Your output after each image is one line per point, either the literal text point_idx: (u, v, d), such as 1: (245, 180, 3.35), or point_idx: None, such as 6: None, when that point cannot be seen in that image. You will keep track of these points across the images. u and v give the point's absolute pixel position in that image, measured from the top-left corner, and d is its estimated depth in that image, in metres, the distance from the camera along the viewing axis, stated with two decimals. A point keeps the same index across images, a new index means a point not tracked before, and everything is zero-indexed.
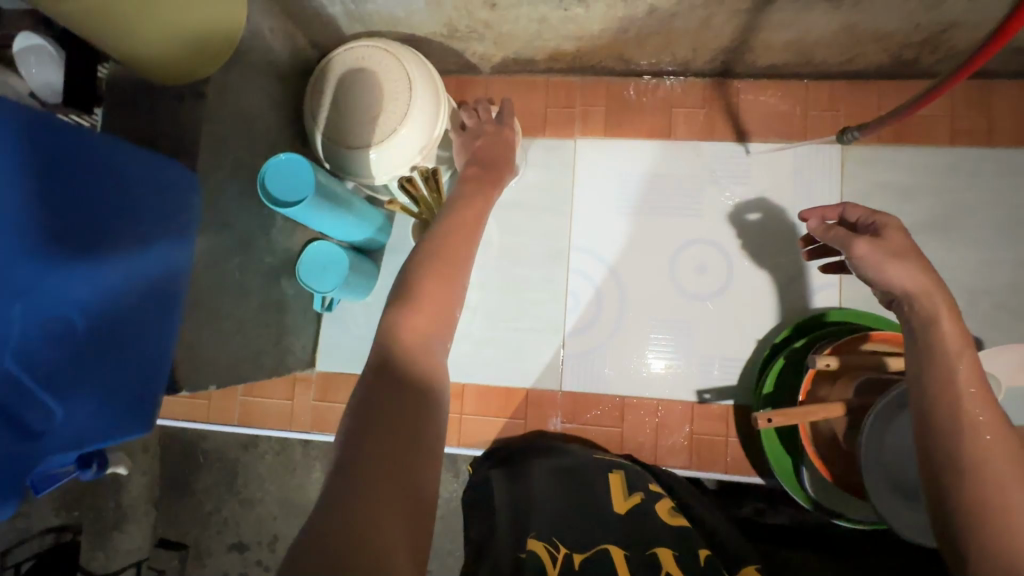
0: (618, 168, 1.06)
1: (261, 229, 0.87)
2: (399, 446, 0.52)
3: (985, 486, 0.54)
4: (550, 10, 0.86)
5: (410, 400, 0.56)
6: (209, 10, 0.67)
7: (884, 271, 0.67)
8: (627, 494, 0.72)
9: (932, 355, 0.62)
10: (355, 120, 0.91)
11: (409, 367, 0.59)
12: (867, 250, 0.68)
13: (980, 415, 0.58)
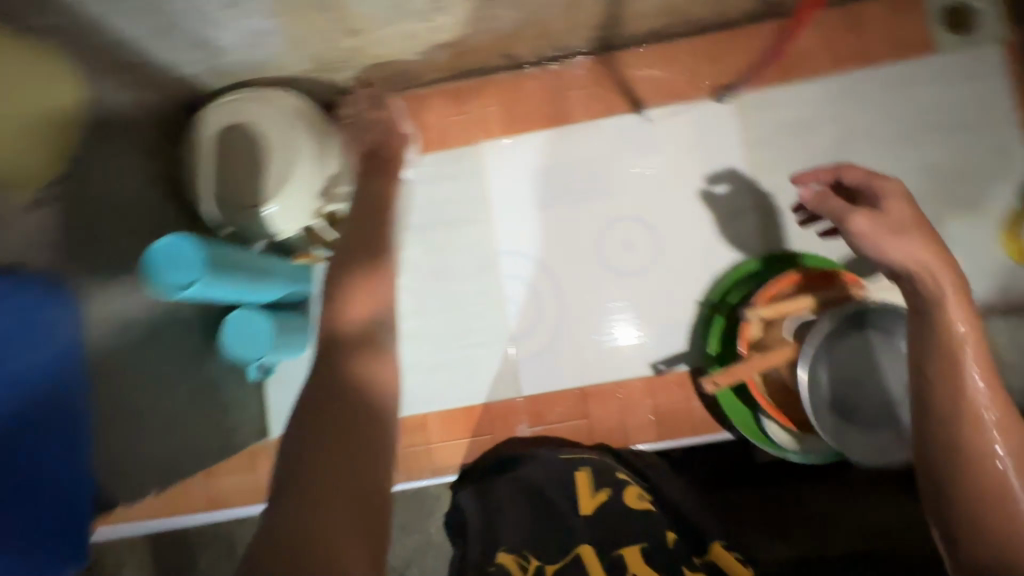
0: (526, 163, 1.04)
1: (170, 315, 0.82)
2: (344, 454, 0.51)
3: (982, 484, 0.57)
4: (415, 25, 0.83)
5: (357, 420, 0.53)
6: (26, 94, 0.63)
7: (882, 246, 0.66)
8: (594, 492, 0.72)
9: (939, 350, 0.61)
10: (242, 178, 0.87)
11: (351, 384, 0.56)
12: (865, 224, 0.67)
13: (988, 413, 0.59)
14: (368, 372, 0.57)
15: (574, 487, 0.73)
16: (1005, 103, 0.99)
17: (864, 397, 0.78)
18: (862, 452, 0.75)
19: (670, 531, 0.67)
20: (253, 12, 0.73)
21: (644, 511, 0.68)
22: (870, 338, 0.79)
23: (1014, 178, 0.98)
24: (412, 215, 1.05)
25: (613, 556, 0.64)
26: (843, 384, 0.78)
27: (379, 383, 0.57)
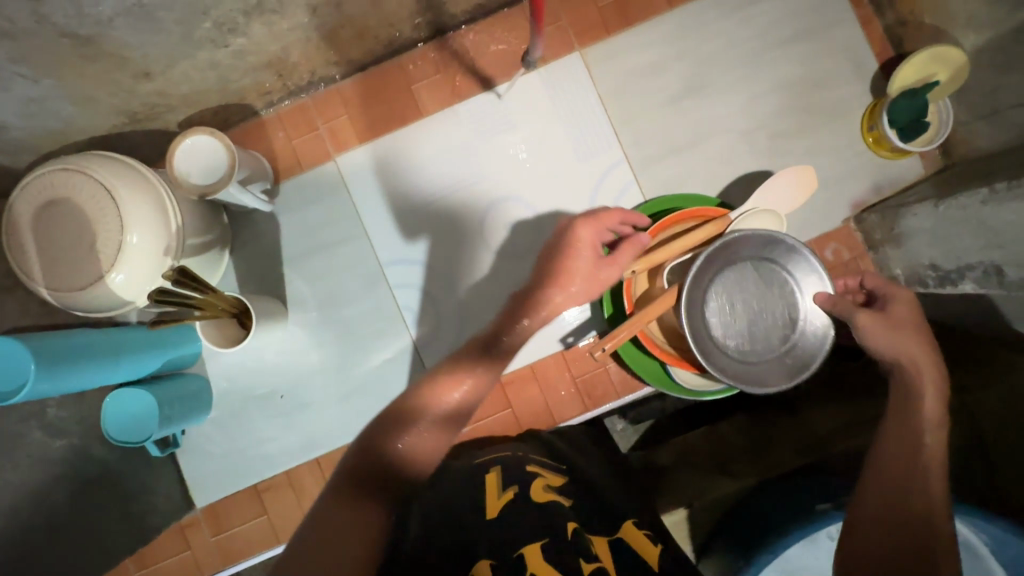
0: (393, 169, 1.00)
1: (28, 418, 0.77)
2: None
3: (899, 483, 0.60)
4: (213, 53, 0.77)
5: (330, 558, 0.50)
6: None
7: (881, 344, 0.70)
8: (501, 491, 0.71)
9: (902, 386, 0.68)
10: (74, 254, 0.80)
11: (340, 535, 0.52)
12: (868, 322, 0.72)
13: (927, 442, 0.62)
14: (358, 520, 0.53)
15: (483, 488, 0.72)
16: (839, 2, 0.99)
17: (754, 324, 0.81)
18: (740, 377, 0.79)
19: (572, 522, 0.66)
20: (14, 78, 0.67)
21: (549, 503, 0.69)
22: (765, 264, 0.81)
23: (863, 74, 0.99)
24: (284, 248, 1.00)
25: (513, 558, 0.60)
26: (732, 311, 0.81)
27: (365, 538, 0.53)
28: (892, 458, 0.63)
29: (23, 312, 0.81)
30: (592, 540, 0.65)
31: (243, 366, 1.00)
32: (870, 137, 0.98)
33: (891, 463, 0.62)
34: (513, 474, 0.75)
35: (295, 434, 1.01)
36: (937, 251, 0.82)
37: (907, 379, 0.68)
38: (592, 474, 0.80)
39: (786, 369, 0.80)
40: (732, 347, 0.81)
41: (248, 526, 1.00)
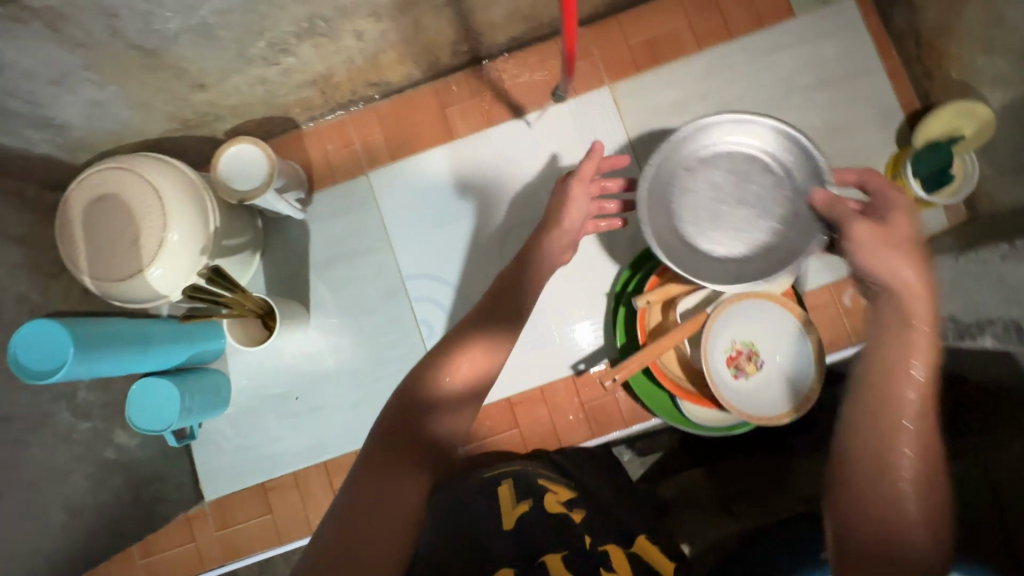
0: (420, 187, 1.04)
1: (59, 400, 0.80)
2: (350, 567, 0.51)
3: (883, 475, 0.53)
4: (263, 69, 0.83)
5: (372, 529, 0.53)
6: None
7: (875, 257, 0.64)
8: (515, 502, 0.72)
9: (899, 345, 0.59)
10: (118, 248, 0.85)
11: (377, 505, 0.54)
12: (867, 233, 0.66)
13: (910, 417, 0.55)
14: (395, 488, 0.56)
15: (496, 499, 0.73)
16: (867, 53, 1.01)
17: (734, 217, 0.86)
18: (718, 276, 0.83)
19: (589, 536, 0.68)
20: (84, 83, 0.73)
21: (562, 517, 0.70)
22: (748, 163, 0.86)
23: (888, 125, 1.00)
24: (312, 254, 1.04)
25: (537, 565, 0.63)
26: (725, 213, 0.87)
27: (408, 506, 0.56)
28: (882, 374, 0.58)
29: (66, 299, 0.86)
30: (608, 550, 0.67)
31: (261, 366, 1.04)
32: (894, 185, 0.98)
33: (877, 381, 0.57)
34: (524, 484, 0.76)
35: (305, 436, 1.03)
36: (956, 302, 0.82)
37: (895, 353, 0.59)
38: (599, 492, 0.80)
39: (770, 267, 0.82)
40: (722, 249, 0.85)
41: (252, 522, 1.02)
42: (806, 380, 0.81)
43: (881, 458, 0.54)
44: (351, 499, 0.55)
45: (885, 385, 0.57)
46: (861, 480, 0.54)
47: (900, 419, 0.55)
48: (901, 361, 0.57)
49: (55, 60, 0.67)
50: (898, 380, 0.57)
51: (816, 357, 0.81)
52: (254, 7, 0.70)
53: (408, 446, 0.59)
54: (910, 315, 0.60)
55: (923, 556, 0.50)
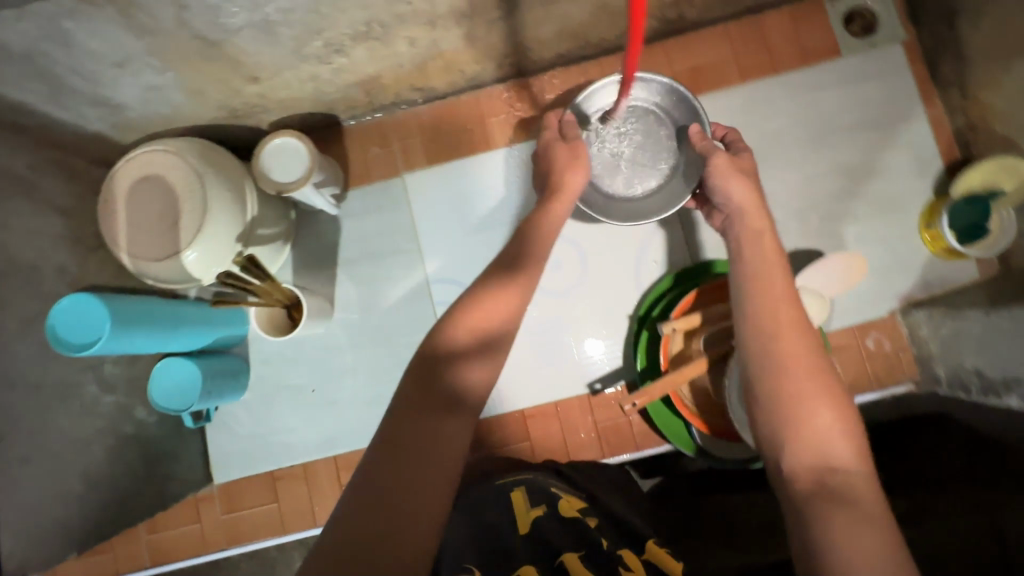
0: (451, 192, 1.05)
1: (86, 372, 0.82)
2: (393, 505, 0.50)
3: (784, 409, 0.59)
4: (316, 67, 0.84)
5: (416, 471, 0.52)
6: None
7: (727, 182, 0.77)
8: (530, 507, 0.75)
9: (750, 279, 0.68)
10: (157, 228, 0.87)
11: (416, 446, 0.53)
12: (721, 162, 0.78)
13: (788, 346, 0.62)
14: (434, 429, 0.55)
15: (511, 504, 0.76)
16: (910, 100, 1.01)
17: (637, 159, 0.98)
18: (628, 215, 0.97)
19: (604, 539, 0.70)
20: (144, 67, 0.75)
21: (576, 521, 0.72)
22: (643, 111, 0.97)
23: (925, 173, 1.00)
24: (342, 250, 1.05)
25: (557, 565, 0.65)
26: (630, 156, 0.98)
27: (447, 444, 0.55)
28: (752, 313, 0.65)
29: (102, 274, 0.88)
30: (622, 554, 0.68)
31: (282, 356, 1.05)
32: (927, 234, 0.98)
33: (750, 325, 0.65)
34: (538, 494, 0.78)
35: (318, 429, 1.04)
36: (983, 358, 0.81)
37: (755, 287, 0.67)
38: (611, 503, 0.81)
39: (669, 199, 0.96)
40: (629, 188, 0.98)
41: (258, 510, 1.03)
42: None
43: (783, 392, 0.59)
44: (387, 445, 0.53)
45: (763, 324, 0.64)
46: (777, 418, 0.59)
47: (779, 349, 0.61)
48: (766, 297, 0.66)
49: (121, 44, 0.69)
50: (766, 315, 0.64)
51: None
52: (316, 8, 0.71)
53: (438, 386, 0.58)
54: (757, 254, 0.70)
55: (858, 473, 0.55)
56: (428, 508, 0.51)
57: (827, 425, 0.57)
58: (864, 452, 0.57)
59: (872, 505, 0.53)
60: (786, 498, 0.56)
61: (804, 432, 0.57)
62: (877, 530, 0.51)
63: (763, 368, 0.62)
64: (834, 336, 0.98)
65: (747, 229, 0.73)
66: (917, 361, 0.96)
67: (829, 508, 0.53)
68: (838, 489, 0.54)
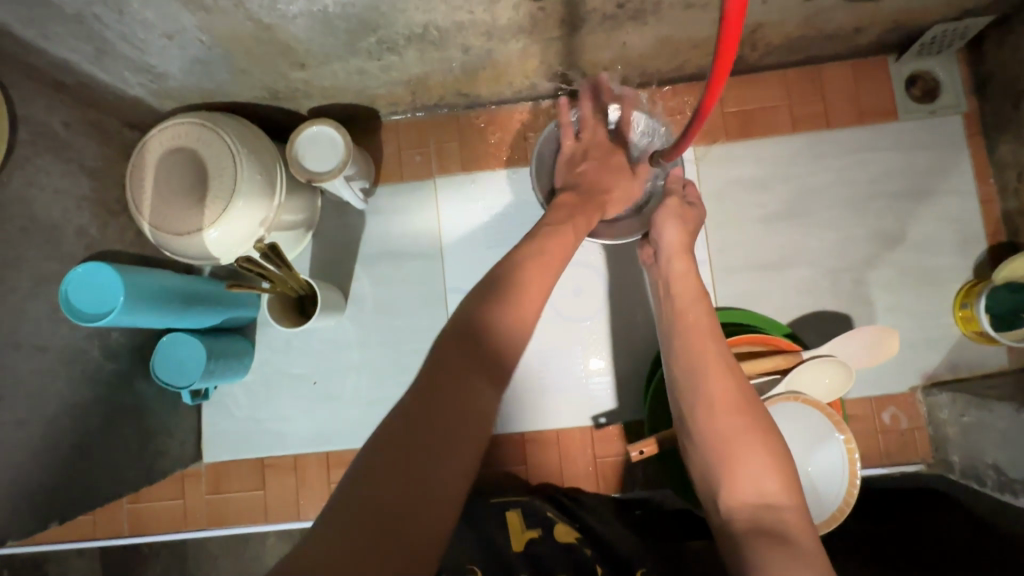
0: (480, 202, 1.03)
1: (92, 339, 0.81)
2: (427, 440, 0.50)
3: (714, 443, 0.61)
4: (365, 62, 0.83)
5: (440, 453, 0.50)
6: None
7: (663, 225, 0.80)
8: (525, 533, 0.77)
9: (676, 316, 0.71)
10: (183, 202, 0.85)
11: (437, 417, 0.52)
12: (672, 205, 0.82)
13: (717, 379, 0.63)
14: (456, 408, 0.53)
15: (506, 532, 0.77)
16: (962, 175, 0.98)
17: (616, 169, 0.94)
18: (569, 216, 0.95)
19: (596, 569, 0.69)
20: (193, 41, 0.73)
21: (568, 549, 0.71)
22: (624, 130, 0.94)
23: (968, 250, 0.97)
24: (362, 246, 1.04)
25: None
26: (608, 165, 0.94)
27: (474, 424, 0.54)
28: (681, 351, 0.67)
29: (122, 239, 0.87)
30: None
31: (288, 344, 1.03)
32: (959, 313, 0.95)
33: (679, 363, 0.67)
34: (532, 521, 0.79)
35: (315, 423, 1.03)
36: (1003, 454, 0.80)
37: (679, 321, 0.70)
38: (605, 531, 0.79)
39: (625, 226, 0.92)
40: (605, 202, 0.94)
41: (243, 495, 1.02)
42: (835, 498, 0.78)
43: (713, 430, 0.61)
44: (397, 425, 0.51)
45: (690, 361, 0.66)
46: (710, 457, 0.61)
47: (707, 385, 0.63)
48: (695, 335, 0.68)
49: (174, 17, 0.68)
50: (694, 352, 0.66)
51: (848, 472, 0.77)
52: (376, 6, 0.69)
53: (471, 360, 0.57)
54: (681, 293, 0.73)
55: (791, 507, 0.56)
56: (443, 493, 0.49)
57: (761, 456, 0.58)
58: (795, 484, 0.58)
59: (806, 539, 0.54)
60: (727, 539, 0.57)
61: (735, 466, 0.58)
62: (813, 566, 0.51)
63: (694, 400, 0.63)
64: (850, 405, 0.96)
65: (674, 271, 0.76)
66: (932, 442, 0.94)
67: (763, 546, 0.53)
68: (772, 526, 0.54)
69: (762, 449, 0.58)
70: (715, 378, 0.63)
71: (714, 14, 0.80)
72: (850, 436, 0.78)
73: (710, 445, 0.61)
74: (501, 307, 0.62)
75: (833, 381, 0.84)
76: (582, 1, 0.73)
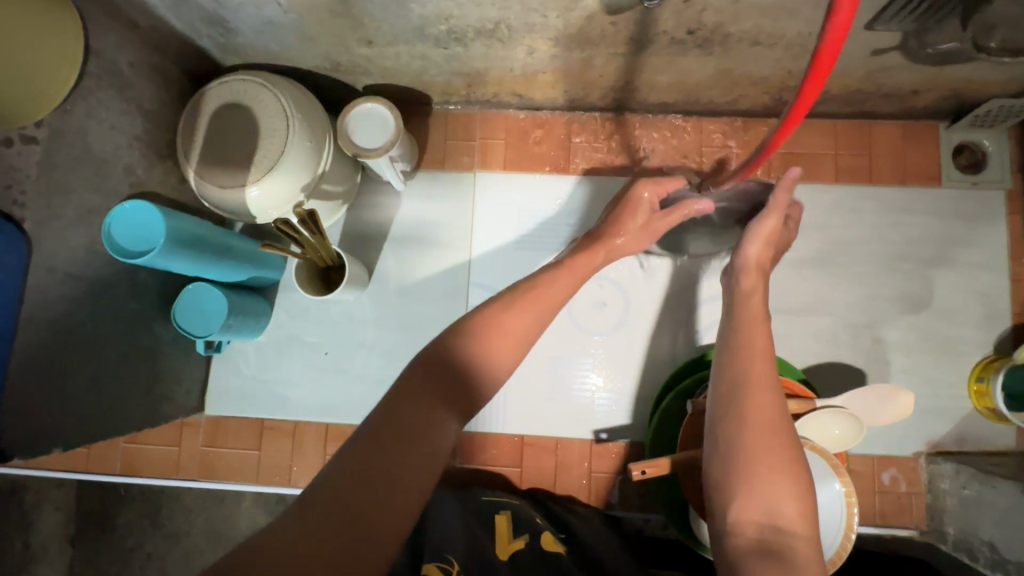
0: (516, 202, 1.04)
1: (121, 275, 0.82)
2: (417, 429, 0.52)
3: (740, 457, 0.60)
4: (431, 48, 0.84)
5: (413, 452, 0.50)
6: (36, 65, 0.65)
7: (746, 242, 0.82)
8: (512, 538, 0.75)
9: (734, 334, 0.72)
10: (230, 155, 0.87)
11: (418, 414, 0.53)
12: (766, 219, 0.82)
13: (760, 401, 0.64)
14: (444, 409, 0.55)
15: (494, 532, 0.76)
16: (997, 251, 0.98)
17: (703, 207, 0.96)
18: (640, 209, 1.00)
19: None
20: (270, 3, 0.75)
21: (555, 556, 0.72)
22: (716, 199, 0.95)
23: (992, 325, 0.97)
24: (395, 228, 1.05)
25: None
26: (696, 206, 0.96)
27: (445, 438, 0.53)
28: (729, 366, 0.68)
29: (164, 183, 0.88)
30: None
31: (307, 311, 1.04)
32: (974, 386, 0.95)
33: (725, 376, 0.68)
34: (521, 522, 0.79)
35: (321, 392, 1.03)
36: (1000, 533, 0.79)
37: (739, 337, 0.71)
38: (592, 541, 0.79)
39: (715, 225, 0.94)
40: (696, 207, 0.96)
41: (240, 453, 1.03)
42: (827, 549, 0.77)
43: (744, 443, 0.61)
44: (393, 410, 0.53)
45: (736, 377, 0.66)
46: (732, 469, 0.61)
47: (748, 402, 0.64)
48: (749, 355, 0.68)
49: None
50: (741, 368, 0.67)
51: (845, 523, 0.77)
52: None
53: (448, 365, 0.57)
54: (749, 314, 0.74)
55: (803, 536, 0.56)
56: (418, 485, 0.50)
57: (786, 483, 0.58)
58: (811, 518, 0.58)
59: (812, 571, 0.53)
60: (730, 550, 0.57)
61: (758, 486, 0.58)
62: None
63: (732, 413, 0.64)
64: (852, 460, 0.96)
65: (741, 290, 0.79)
66: (928, 510, 0.93)
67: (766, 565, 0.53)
68: (778, 548, 0.54)
69: (787, 479, 0.59)
70: (760, 401, 0.64)
71: (779, 54, 0.80)
72: (851, 488, 0.77)
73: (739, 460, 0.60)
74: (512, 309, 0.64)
75: (842, 432, 0.83)
76: (654, 22, 0.74)
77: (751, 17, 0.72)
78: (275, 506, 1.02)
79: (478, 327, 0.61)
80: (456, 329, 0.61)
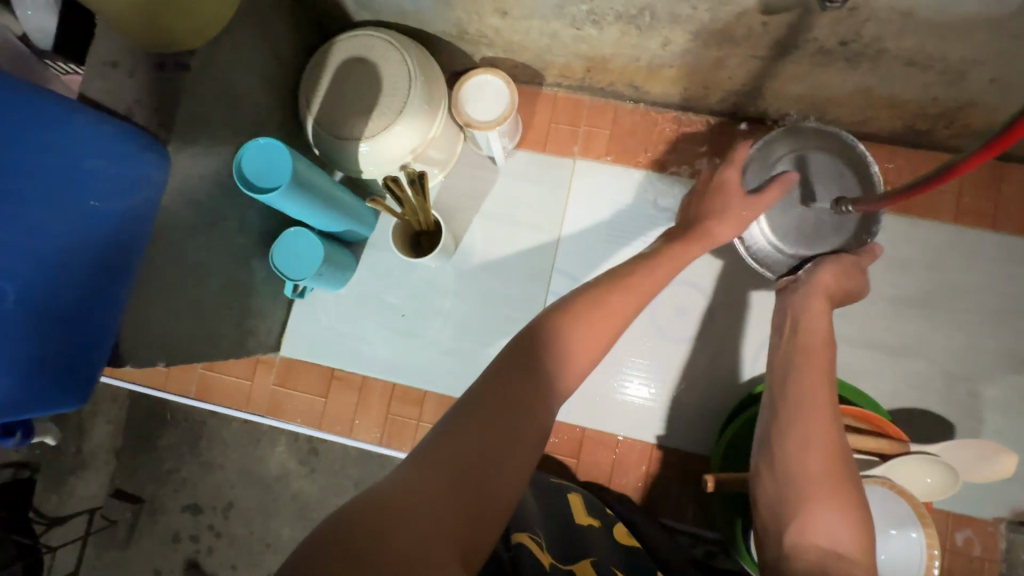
0: (610, 194, 1.03)
1: (233, 209, 0.85)
2: (500, 403, 0.52)
3: (796, 485, 0.60)
4: (564, 27, 0.83)
5: (503, 421, 0.52)
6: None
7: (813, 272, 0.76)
8: (588, 515, 0.76)
9: (796, 354, 0.68)
10: (350, 109, 0.89)
11: (504, 392, 0.53)
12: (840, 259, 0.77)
13: (815, 429, 0.62)
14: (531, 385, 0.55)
15: (570, 506, 0.77)
16: None
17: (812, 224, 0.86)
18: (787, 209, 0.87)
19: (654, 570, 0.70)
20: None
21: (628, 545, 0.73)
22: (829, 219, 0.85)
23: None
24: (487, 202, 1.05)
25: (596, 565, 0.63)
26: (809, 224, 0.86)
27: (538, 415, 0.54)
28: (789, 391, 0.65)
29: (283, 128, 0.90)
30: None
31: (390, 271, 1.06)
32: None
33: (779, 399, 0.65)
34: (591, 506, 0.79)
35: (391, 352, 1.05)
36: None
37: (790, 357, 0.68)
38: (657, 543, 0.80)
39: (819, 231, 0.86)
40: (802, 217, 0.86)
41: (308, 397, 1.06)
42: None
43: (802, 473, 0.60)
44: (480, 390, 0.54)
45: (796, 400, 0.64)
46: (790, 494, 0.60)
47: (811, 432, 0.62)
48: (813, 378, 0.65)
49: None
50: (803, 393, 0.64)
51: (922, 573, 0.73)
52: None
53: (540, 352, 0.58)
54: (812, 333, 0.70)
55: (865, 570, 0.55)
56: (519, 457, 0.51)
57: (845, 516, 0.57)
58: (869, 547, 0.57)
59: None
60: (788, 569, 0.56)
61: (817, 516, 0.57)
62: None
63: (790, 438, 0.62)
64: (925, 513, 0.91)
65: (807, 310, 0.72)
66: None
67: None
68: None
69: (846, 514, 0.57)
70: (816, 430, 0.62)
71: (931, 78, 0.76)
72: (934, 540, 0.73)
73: (799, 491, 0.59)
74: (594, 297, 0.63)
75: (931, 479, 0.80)
76: (807, 28, 0.71)
77: (918, 34, 0.68)
78: (305, 456, 1.07)
79: (564, 315, 0.61)
80: (553, 312, 0.61)
